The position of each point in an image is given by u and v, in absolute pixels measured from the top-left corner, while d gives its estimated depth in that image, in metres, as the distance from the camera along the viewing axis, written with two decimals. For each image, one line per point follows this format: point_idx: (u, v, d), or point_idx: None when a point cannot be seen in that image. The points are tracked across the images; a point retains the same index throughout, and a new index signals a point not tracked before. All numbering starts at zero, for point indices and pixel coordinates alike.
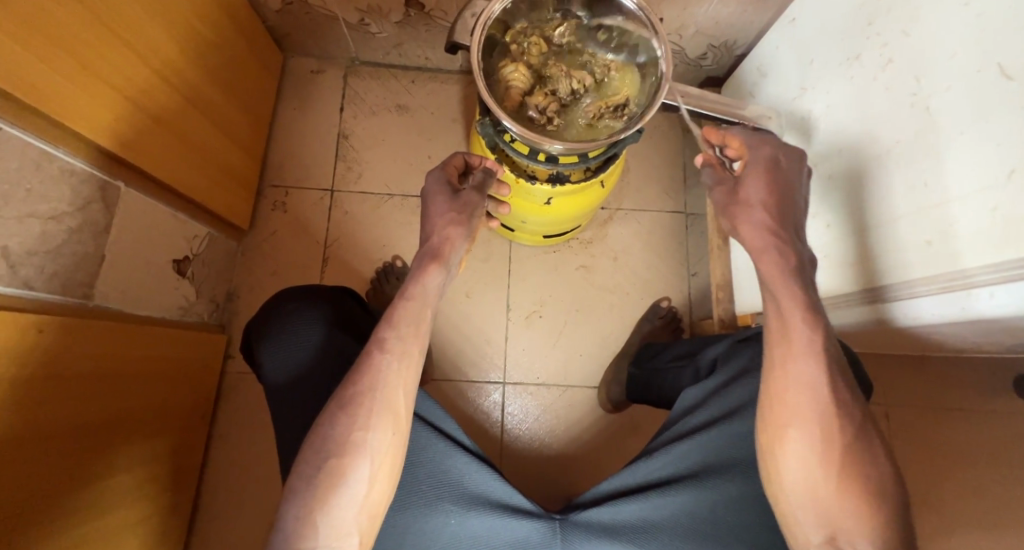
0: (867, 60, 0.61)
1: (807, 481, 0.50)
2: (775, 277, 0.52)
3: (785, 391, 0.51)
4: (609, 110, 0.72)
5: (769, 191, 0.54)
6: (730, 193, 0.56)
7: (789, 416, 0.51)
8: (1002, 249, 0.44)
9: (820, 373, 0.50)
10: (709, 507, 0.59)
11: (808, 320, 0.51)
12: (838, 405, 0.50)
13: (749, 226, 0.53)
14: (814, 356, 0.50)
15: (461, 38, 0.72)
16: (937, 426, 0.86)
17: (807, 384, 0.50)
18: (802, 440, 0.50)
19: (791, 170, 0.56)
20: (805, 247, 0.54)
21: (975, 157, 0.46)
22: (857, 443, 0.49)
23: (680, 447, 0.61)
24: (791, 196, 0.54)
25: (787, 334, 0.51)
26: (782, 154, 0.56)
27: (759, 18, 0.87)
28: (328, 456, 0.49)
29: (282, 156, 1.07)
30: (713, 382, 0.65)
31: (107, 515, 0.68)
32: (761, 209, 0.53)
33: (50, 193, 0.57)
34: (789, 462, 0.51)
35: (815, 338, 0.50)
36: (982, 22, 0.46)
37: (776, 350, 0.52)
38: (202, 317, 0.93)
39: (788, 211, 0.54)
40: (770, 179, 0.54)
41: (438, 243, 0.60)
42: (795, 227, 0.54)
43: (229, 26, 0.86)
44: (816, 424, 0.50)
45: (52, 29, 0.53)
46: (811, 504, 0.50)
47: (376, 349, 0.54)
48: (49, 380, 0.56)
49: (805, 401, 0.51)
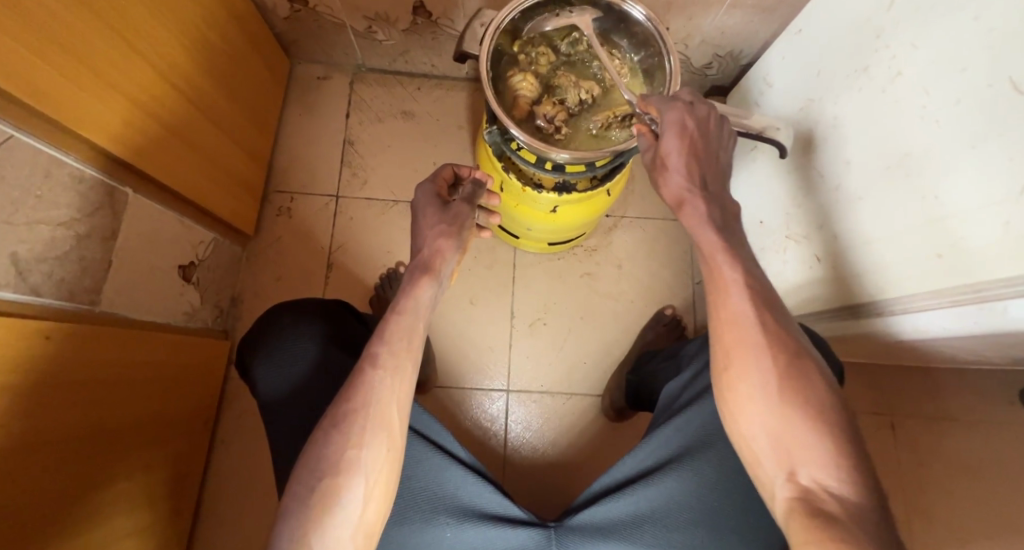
0: (875, 73, 0.61)
1: (760, 417, 0.50)
2: (712, 252, 0.54)
3: (721, 330, 0.53)
4: (617, 119, 0.72)
5: (682, 154, 0.56)
6: (652, 157, 0.59)
7: (730, 356, 0.52)
8: (1013, 263, 0.44)
9: (749, 307, 0.52)
10: (695, 493, 0.58)
11: (729, 261, 0.53)
12: (772, 337, 0.51)
13: (667, 189, 0.57)
14: (741, 293, 0.52)
15: (469, 47, 0.70)
16: (944, 437, 0.85)
17: (738, 320, 0.52)
18: (745, 376, 0.51)
19: (700, 130, 0.57)
20: (726, 200, 0.57)
21: (987, 173, 0.46)
22: (795, 370, 0.50)
23: (661, 434, 0.61)
24: (703, 154, 0.57)
25: (715, 280, 0.54)
26: (691, 115, 0.57)
27: (766, 27, 0.87)
28: (322, 476, 0.49)
29: (287, 162, 1.07)
30: (689, 371, 0.65)
31: (109, 521, 0.67)
32: (677, 172, 0.56)
33: (59, 198, 0.57)
34: (741, 403, 0.51)
35: (738, 279, 0.53)
36: (993, 37, 0.46)
37: (710, 296, 0.54)
38: (206, 322, 0.93)
39: (700, 166, 0.57)
40: (683, 140, 0.56)
41: (429, 257, 0.63)
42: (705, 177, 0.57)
43: (237, 32, 0.87)
44: (753, 356, 0.51)
45: (63, 35, 0.54)
46: (768, 442, 0.49)
47: (368, 365, 0.54)
48: (55, 387, 0.56)
49: (742, 337, 0.52)
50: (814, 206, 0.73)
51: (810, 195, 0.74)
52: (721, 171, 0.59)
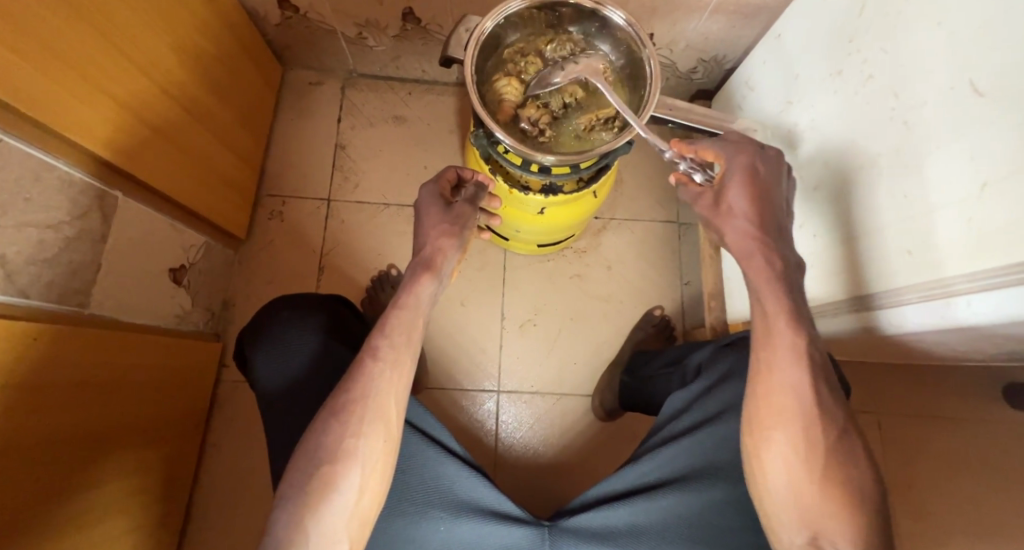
0: (849, 76, 0.62)
1: (792, 482, 0.51)
2: (761, 283, 0.54)
3: (770, 392, 0.53)
4: (601, 122, 0.73)
5: (749, 200, 0.55)
6: (714, 204, 0.58)
7: (774, 420, 0.52)
8: (982, 258, 0.45)
9: (804, 375, 0.51)
10: (696, 510, 0.59)
11: (790, 323, 0.52)
12: (821, 408, 0.51)
13: (734, 237, 0.56)
14: (799, 359, 0.52)
15: (454, 52, 0.72)
16: (928, 433, 0.86)
17: (791, 387, 0.52)
18: (786, 441, 0.51)
19: (769, 175, 0.57)
20: (789, 249, 0.56)
21: (951, 170, 0.48)
22: (840, 445, 0.51)
23: (665, 453, 0.62)
24: (770, 200, 0.56)
25: (770, 338, 0.53)
26: (760, 160, 0.58)
27: (749, 33, 0.89)
28: (321, 463, 0.50)
29: (279, 166, 1.08)
30: (698, 385, 0.65)
31: (99, 523, 0.68)
32: (745, 218, 0.55)
33: (48, 202, 0.58)
34: (774, 464, 0.52)
35: (798, 343, 0.52)
36: (954, 40, 0.47)
37: (762, 354, 0.53)
38: (197, 325, 0.94)
39: (768, 216, 0.56)
40: (749, 187, 0.56)
41: (430, 255, 0.62)
42: (777, 230, 0.56)
43: (228, 38, 0.88)
44: (800, 424, 0.51)
45: (54, 43, 0.55)
46: (795, 506, 0.51)
47: (368, 356, 0.55)
48: (42, 389, 0.57)
49: (791, 405, 0.52)
50: (795, 204, 0.75)
51: (792, 195, 0.75)
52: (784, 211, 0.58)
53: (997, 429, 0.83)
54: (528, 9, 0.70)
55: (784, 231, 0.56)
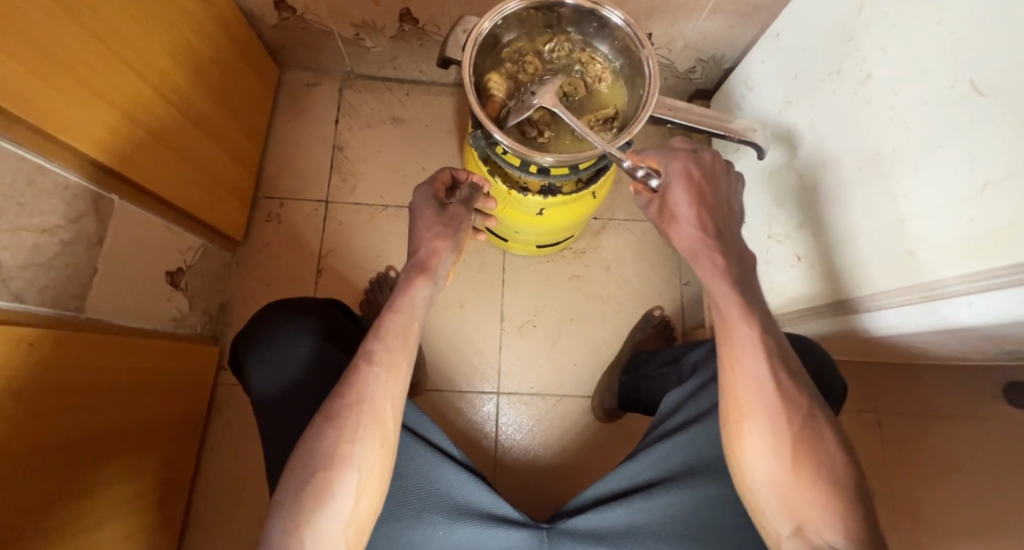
0: (847, 76, 0.62)
1: (771, 474, 0.51)
2: (712, 281, 0.55)
3: (734, 384, 0.53)
4: (600, 122, 0.73)
5: (691, 202, 0.55)
6: (660, 211, 0.58)
7: (742, 411, 0.52)
8: (982, 259, 0.45)
9: (763, 364, 0.52)
10: (693, 509, 0.59)
11: (744, 315, 0.53)
12: (785, 395, 0.51)
13: (679, 240, 0.56)
14: (757, 350, 0.52)
15: (452, 53, 0.71)
16: (930, 432, 0.86)
17: (752, 377, 0.52)
18: (758, 430, 0.51)
19: (706, 177, 0.57)
20: (741, 249, 0.56)
21: (950, 170, 0.48)
22: (808, 430, 0.51)
23: (660, 451, 0.61)
24: (712, 201, 0.56)
25: (728, 331, 0.53)
26: (696, 163, 0.58)
27: (747, 32, 0.89)
28: (315, 470, 0.50)
29: (276, 168, 1.08)
30: (692, 384, 0.65)
31: (95, 528, 0.67)
32: (686, 221, 0.55)
33: (43, 206, 0.58)
34: (750, 455, 0.52)
35: (753, 334, 0.53)
36: (953, 40, 0.47)
37: (723, 348, 0.54)
38: (195, 328, 0.93)
39: (715, 216, 0.56)
40: (689, 189, 0.56)
41: (424, 257, 0.62)
42: (724, 231, 0.56)
43: (224, 39, 0.88)
44: (766, 413, 0.51)
45: (48, 46, 0.55)
46: (775, 495, 0.50)
47: (363, 361, 0.55)
48: (39, 394, 0.57)
49: (755, 395, 0.52)
50: (794, 205, 0.75)
51: (791, 196, 0.75)
52: (733, 211, 0.59)
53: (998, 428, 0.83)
54: (526, 9, 0.69)
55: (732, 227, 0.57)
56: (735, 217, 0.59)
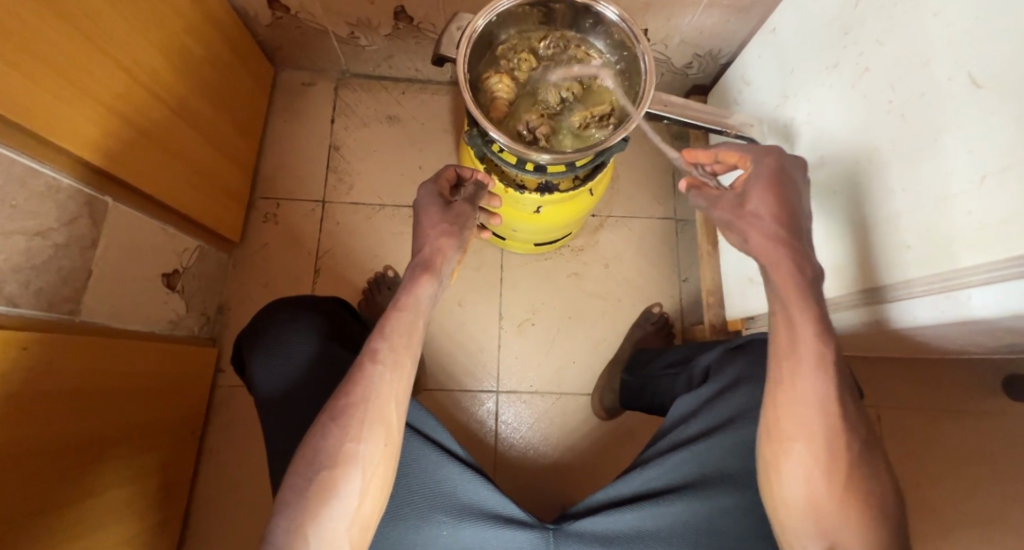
0: (845, 69, 0.62)
1: (808, 492, 0.51)
2: (789, 289, 0.51)
3: (793, 406, 0.52)
4: (595, 119, 0.73)
5: (778, 203, 0.52)
6: (734, 207, 0.55)
7: (795, 432, 0.52)
8: (983, 252, 0.45)
9: (829, 390, 0.50)
10: (704, 516, 0.59)
11: (818, 334, 0.51)
12: (846, 423, 0.50)
13: (759, 239, 0.52)
14: (824, 374, 0.51)
15: (446, 51, 0.71)
16: (929, 427, 0.86)
17: (813, 399, 0.51)
18: (804, 452, 0.51)
19: (795, 176, 0.55)
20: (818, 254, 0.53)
21: (951, 164, 0.47)
22: (864, 459, 0.50)
23: (673, 458, 0.61)
24: (795, 204, 0.53)
25: (797, 351, 0.51)
26: (786, 162, 0.55)
27: (743, 27, 0.88)
28: (320, 468, 0.50)
29: (272, 168, 1.07)
30: (706, 390, 0.65)
31: (94, 533, 0.67)
32: (773, 221, 0.52)
33: (35, 209, 0.58)
34: (792, 473, 0.52)
35: (826, 354, 0.51)
36: (951, 31, 0.47)
37: (784, 363, 0.52)
38: (192, 330, 0.93)
39: (795, 218, 0.52)
40: (777, 189, 0.53)
41: (429, 255, 0.61)
42: (803, 235, 0.52)
43: (218, 38, 0.87)
44: (822, 439, 0.51)
45: (41, 48, 0.54)
46: (809, 513, 0.51)
47: (368, 359, 0.54)
48: (34, 398, 0.56)
49: (815, 418, 0.51)
50: None
51: None
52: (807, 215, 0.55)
53: (998, 422, 0.83)
54: (519, 6, 0.69)
55: (804, 231, 0.53)
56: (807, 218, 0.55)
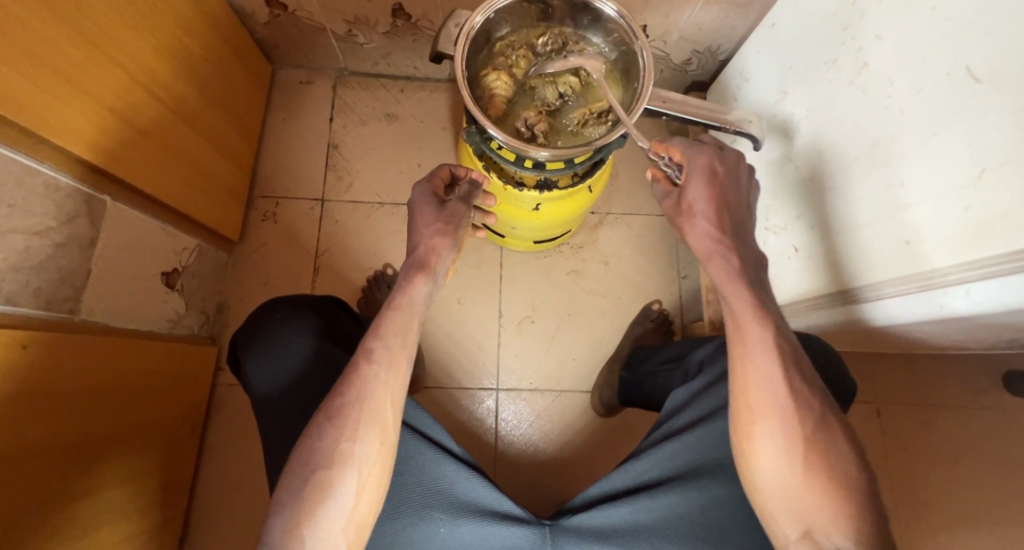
0: (844, 64, 0.62)
1: (781, 477, 0.50)
2: (724, 281, 0.54)
3: (746, 387, 0.52)
4: (594, 116, 0.72)
5: (709, 200, 0.56)
6: (676, 205, 0.59)
7: (753, 414, 0.52)
8: (980, 247, 0.45)
9: (777, 367, 0.51)
10: (699, 508, 0.59)
11: (757, 318, 0.52)
12: (798, 398, 0.51)
13: (695, 237, 0.57)
14: (769, 351, 0.52)
15: (444, 48, 0.71)
16: (930, 422, 0.86)
17: (765, 380, 0.51)
18: (769, 433, 0.51)
19: (729, 174, 0.58)
20: (751, 249, 0.56)
21: (947, 158, 0.47)
22: (820, 436, 0.50)
23: (666, 450, 0.61)
24: (730, 202, 0.57)
25: (743, 333, 0.53)
26: (720, 160, 0.58)
27: (742, 23, 0.88)
28: (315, 468, 0.50)
29: (271, 166, 1.07)
30: (699, 382, 0.65)
31: (94, 531, 0.67)
32: (703, 218, 0.56)
33: (34, 208, 0.57)
34: (759, 457, 0.51)
35: (766, 337, 0.52)
36: (950, 26, 0.47)
37: (736, 349, 0.53)
38: (191, 329, 0.93)
39: (729, 216, 0.56)
40: (709, 186, 0.56)
41: (423, 255, 0.61)
42: (737, 231, 0.56)
43: (216, 36, 0.87)
44: (779, 419, 0.51)
45: (38, 48, 0.54)
46: (785, 499, 0.50)
47: (363, 359, 0.54)
48: (33, 397, 0.56)
49: (768, 397, 0.51)
50: (791, 197, 0.74)
51: (788, 186, 0.75)
52: (747, 214, 0.59)
53: (998, 417, 0.82)
54: (518, 2, 0.69)
55: (742, 226, 0.57)
56: (748, 218, 0.59)
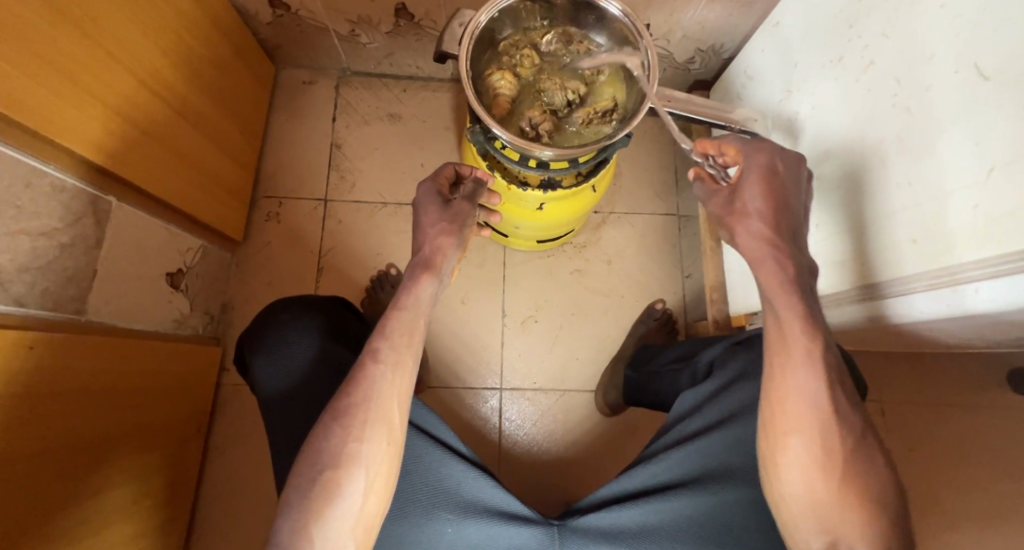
0: (850, 62, 0.61)
1: (809, 490, 0.51)
2: (775, 287, 0.53)
3: (785, 398, 0.52)
4: (598, 115, 0.72)
5: (765, 200, 0.55)
6: (727, 204, 0.58)
7: (789, 426, 0.52)
8: (989, 246, 0.45)
9: (819, 382, 0.51)
10: (707, 510, 0.59)
11: (807, 329, 0.51)
12: (838, 414, 0.51)
13: (747, 237, 0.56)
14: (813, 365, 0.51)
15: (449, 47, 0.71)
16: (934, 420, 0.86)
17: (806, 393, 0.51)
18: (802, 446, 0.51)
19: (788, 176, 0.57)
20: (806, 253, 0.55)
21: (956, 157, 0.47)
22: (858, 453, 0.50)
23: (677, 454, 0.61)
24: (788, 203, 0.56)
25: (786, 344, 0.52)
26: (780, 159, 0.57)
27: (746, 21, 0.88)
28: (323, 468, 0.50)
29: (273, 166, 1.07)
30: (711, 386, 0.64)
31: (101, 532, 0.67)
32: (757, 218, 0.55)
33: (40, 209, 0.58)
34: (789, 469, 0.52)
35: (814, 349, 0.51)
36: (957, 23, 0.47)
37: (775, 359, 0.53)
38: (196, 329, 0.93)
39: (784, 217, 0.55)
40: (766, 186, 0.56)
41: (429, 254, 0.61)
42: (791, 233, 0.55)
43: (219, 36, 0.87)
44: (817, 433, 0.51)
45: (43, 48, 0.54)
46: (812, 512, 0.50)
47: (369, 359, 0.54)
48: (41, 397, 0.56)
49: (806, 411, 0.51)
50: None
51: None
52: (800, 218, 0.58)
53: None
54: None
55: (797, 232, 0.56)
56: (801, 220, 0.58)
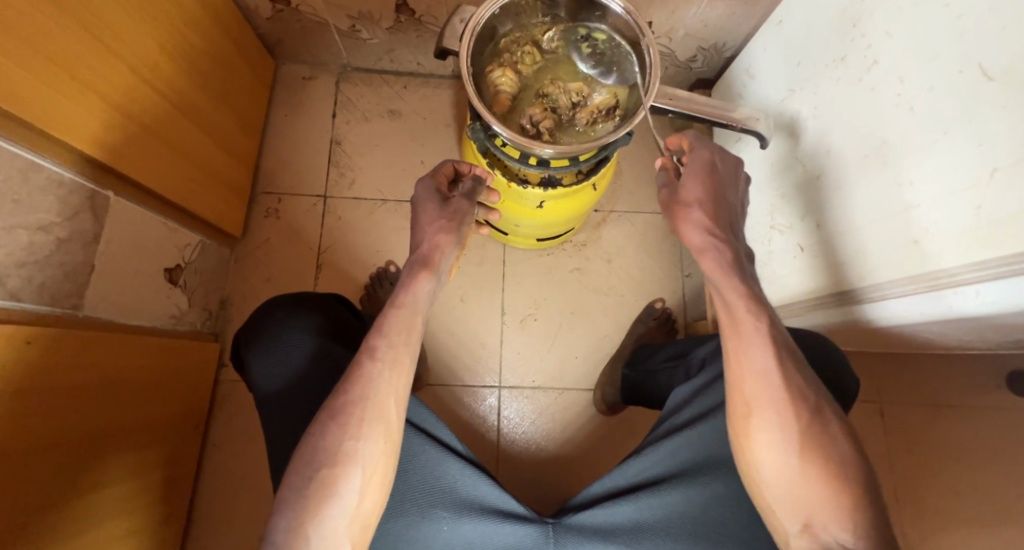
0: (853, 62, 0.61)
1: (788, 481, 0.50)
2: (716, 274, 0.53)
3: (743, 379, 0.52)
4: (602, 114, 0.72)
5: (706, 192, 0.55)
6: (672, 194, 0.58)
7: (750, 408, 0.52)
8: (991, 247, 0.44)
9: (769, 358, 0.51)
10: (701, 507, 0.58)
11: (754, 308, 0.52)
12: (788, 388, 0.51)
13: (689, 226, 0.55)
14: (763, 343, 0.51)
15: (449, 44, 0.70)
16: (933, 421, 0.86)
17: (761, 372, 0.51)
18: (767, 426, 0.51)
19: (725, 174, 0.58)
20: (742, 244, 0.55)
21: (958, 158, 0.47)
22: (816, 429, 0.50)
23: (665, 448, 0.61)
24: (724, 196, 0.56)
25: (737, 325, 0.52)
26: (720, 158, 0.59)
27: (748, 20, 0.87)
28: (320, 467, 0.49)
29: (273, 162, 1.07)
30: (700, 379, 0.64)
31: (97, 528, 0.67)
32: (700, 208, 0.55)
33: (37, 203, 0.57)
34: (761, 455, 0.51)
35: (762, 327, 0.51)
36: (963, 24, 0.46)
37: (728, 342, 0.53)
38: (194, 325, 0.93)
39: (723, 211, 0.55)
40: (706, 182, 0.56)
41: (427, 252, 0.61)
42: (732, 228, 0.55)
43: (219, 30, 0.86)
44: (777, 411, 0.51)
45: (41, 43, 0.54)
46: (790, 500, 0.50)
47: (365, 356, 0.54)
48: (37, 393, 0.56)
49: (763, 390, 0.51)
50: (796, 195, 0.74)
51: (792, 186, 0.75)
52: (737, 215, 0.58)
53: None
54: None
55: None
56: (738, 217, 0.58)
